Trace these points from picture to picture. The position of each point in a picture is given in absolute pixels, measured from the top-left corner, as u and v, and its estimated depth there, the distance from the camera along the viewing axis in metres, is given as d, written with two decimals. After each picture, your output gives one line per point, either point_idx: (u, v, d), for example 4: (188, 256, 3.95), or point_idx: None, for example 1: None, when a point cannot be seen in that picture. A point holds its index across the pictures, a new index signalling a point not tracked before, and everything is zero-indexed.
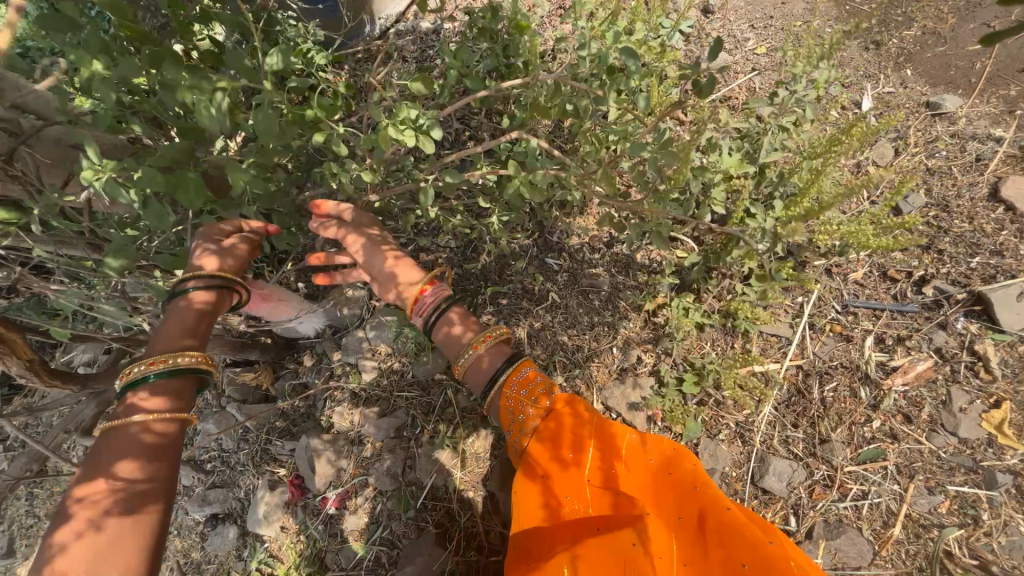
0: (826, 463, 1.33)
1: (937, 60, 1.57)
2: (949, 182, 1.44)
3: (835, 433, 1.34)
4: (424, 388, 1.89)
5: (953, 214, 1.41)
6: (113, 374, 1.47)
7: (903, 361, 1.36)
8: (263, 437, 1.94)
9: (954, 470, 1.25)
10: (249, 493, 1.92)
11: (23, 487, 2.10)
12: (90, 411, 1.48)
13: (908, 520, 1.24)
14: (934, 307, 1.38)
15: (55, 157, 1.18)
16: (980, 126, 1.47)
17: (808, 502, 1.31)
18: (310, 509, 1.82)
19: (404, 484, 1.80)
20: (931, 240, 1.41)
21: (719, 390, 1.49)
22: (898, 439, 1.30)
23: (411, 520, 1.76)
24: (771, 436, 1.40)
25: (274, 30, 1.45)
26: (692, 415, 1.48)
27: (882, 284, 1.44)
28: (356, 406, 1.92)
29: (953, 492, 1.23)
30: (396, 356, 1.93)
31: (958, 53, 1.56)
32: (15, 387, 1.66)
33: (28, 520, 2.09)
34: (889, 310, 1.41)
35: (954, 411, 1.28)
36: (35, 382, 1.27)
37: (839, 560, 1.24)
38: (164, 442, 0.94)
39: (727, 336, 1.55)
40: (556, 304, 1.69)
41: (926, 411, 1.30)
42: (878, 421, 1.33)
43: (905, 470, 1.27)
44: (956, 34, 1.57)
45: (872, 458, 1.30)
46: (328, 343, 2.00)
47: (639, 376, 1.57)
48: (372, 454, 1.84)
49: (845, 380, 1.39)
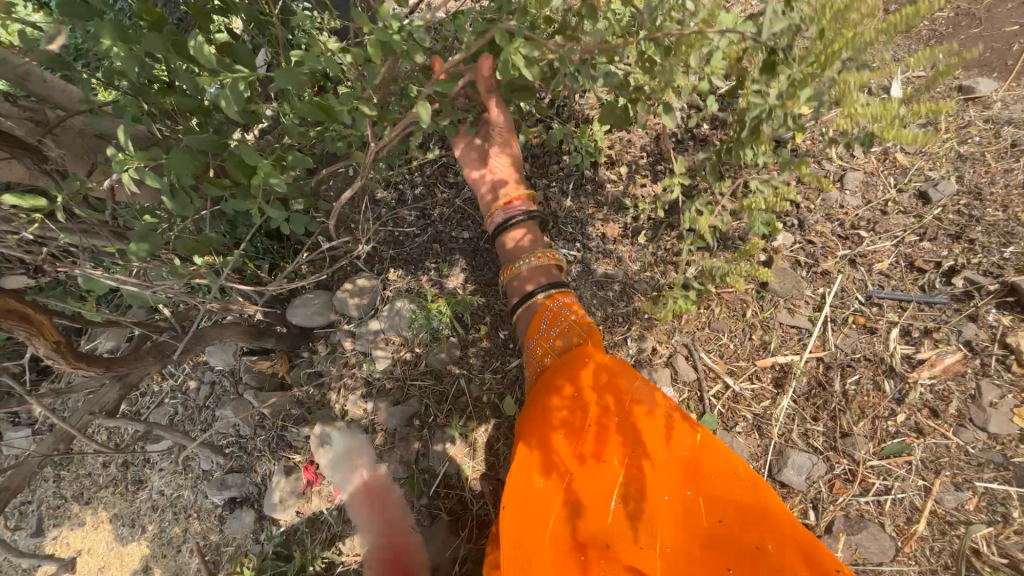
0: (847, 457, 1.30)
1: (971, 41, 1.51)
2: (982, 169, 1.38)
3: (857, 427, 1.31)
4: (437, 377, 1.90)
5: (986, 202, 1.36)
6: (136, 358, 1.52)
7: (930, 354, 1.31)
8: (278, 424, 1.99)
9: (983, 466, 1.20)
10: (264, 478, 1.97)
11: (52, 469, 2.19)
12: (114, 394, 1.52)
13: (932, 516, 1.20)
14: (964, 298, 1.33)
15: (78, 147, 1.20)
16: (1017, 111, 1.41)
17: (828, 496, 1.28)
18: (325, 494, 1.86)
19: (418, 472, 1.82)
20: (961, 230, 1.36)
21: (736, 382, 1.47)
22: (924, 434, 1.26)
23: (424, 507, 1.78)
24: (790, 430, 1.37)
25: (291, 20, 1.46)
26: (708, 406, 1.46)
27: (909, 274, 1.39)
28: (369, 394, 1.95)
29: (981, 488, 1.19)
30: (409, 346, 1.94)
31: (993, 35, 1.50)
32: (42, 372, 1.71)
33: (56, 501, 2.18)
34: (916, 301, 1.37)
35: (984, 406, 1.23)
36: (61, 364, 1.31)
37: (860, 555, 1.21)
38: None
39: (745, 328, 1.51)
40: (571, 294, 1.67)
41: (954, 405, 1.26)
42: (903, 415, 1.29)
43: (931, 466, 1.23)
44: (991, 14, 1.51)
45: (895, 452, 1.26)
46: (342, 333, 2.02)
47: (655, 367, 1.55)
48: (385, 441, 1.87)
49: (868, 372, 1.36)
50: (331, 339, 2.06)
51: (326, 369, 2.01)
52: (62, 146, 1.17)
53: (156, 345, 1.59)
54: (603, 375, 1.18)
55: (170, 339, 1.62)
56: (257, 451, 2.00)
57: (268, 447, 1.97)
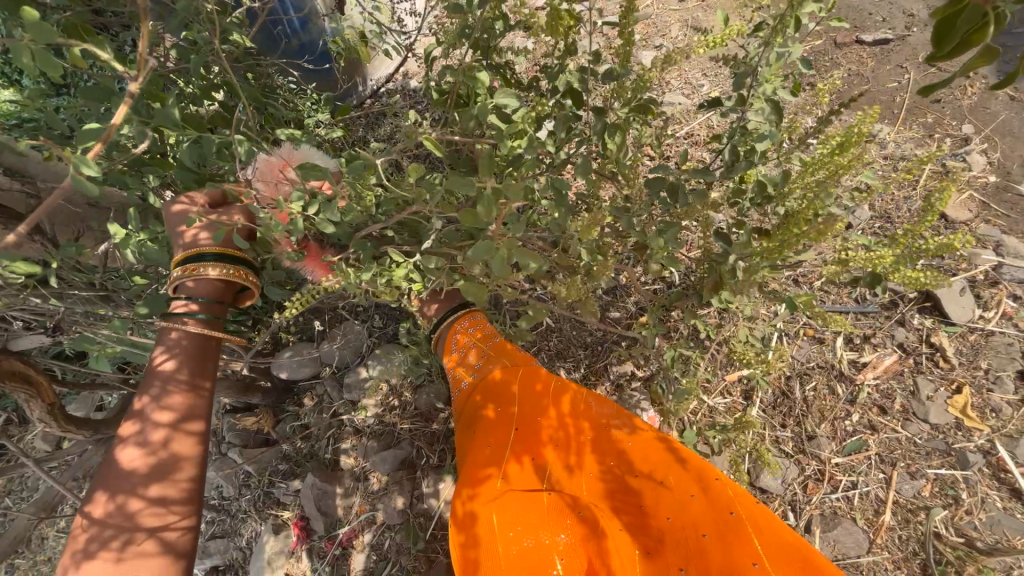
0: (815, 459, 1.44)
1: (864, 95, 1.80)
2: (888, 198, 1.64)
3: (820, 429, 1.46)
4: (428, 419, 1.94)
5: (896, 224, 1.59)
6: (121, 420, 1.50)
7: (872, 358, 1.49)
8: (265, 481, 1.95)
9: (931, 454, 1.39)
10: (251, 541, 1.92)
11: None
12: (98, 458, 1.52)
13: (895, 506, 1.37)
14: (892, 306, 1.52)
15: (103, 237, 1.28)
16: (908, 148, 1.68)
17: (804, 497, 1.41)
18: (318, 551, 1.84)
19: (413, 516, 1.82)
20: (880, 248, 1.57)
21: (709, 397, 1.57)
22: (877, 430, 1.44)
23: (421, 552, 1.78)
24: (762, 437, 1.48)
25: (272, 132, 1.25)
26: (686, 422, 1.56)
27: (844, 288, 1.57)
28: (360, 441, 1.95)
29: (932, 475, 1.38)
30: (398, 390, 1.98)
31: (880, 90, 1.79)
32: (4, 447, 1.66)
33: None
34: (854, 312, 1.55)
35: (922, 400, 1.42)
36: (52, 427, 1.30)
37: (840, 551, 1.34)
38: (140, 476, 0.97)
39: (713, 346, 1.63)
40: (551, 327, 1.75)
41: (898, 402, 1.45)
42: (857, 415, 1.46)
43: (887, 459, 1.41)
44: (876, 74, 1.82)
45: (855, 449, 1.43)
46: (329, 384, 2.04)
47: (635, 391, 1.65)
48: (378, 489, 1.87)
49: (822, 379, 1.50)
50: (315, 391, 2.06)
51: (313, 421, 2.00)
52: (54, 215, 1.30)
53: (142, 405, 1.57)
54: (624, 424, 1.24)
55: None
56: (240, 514, 1.96)
57: (253, 507, 1.94)
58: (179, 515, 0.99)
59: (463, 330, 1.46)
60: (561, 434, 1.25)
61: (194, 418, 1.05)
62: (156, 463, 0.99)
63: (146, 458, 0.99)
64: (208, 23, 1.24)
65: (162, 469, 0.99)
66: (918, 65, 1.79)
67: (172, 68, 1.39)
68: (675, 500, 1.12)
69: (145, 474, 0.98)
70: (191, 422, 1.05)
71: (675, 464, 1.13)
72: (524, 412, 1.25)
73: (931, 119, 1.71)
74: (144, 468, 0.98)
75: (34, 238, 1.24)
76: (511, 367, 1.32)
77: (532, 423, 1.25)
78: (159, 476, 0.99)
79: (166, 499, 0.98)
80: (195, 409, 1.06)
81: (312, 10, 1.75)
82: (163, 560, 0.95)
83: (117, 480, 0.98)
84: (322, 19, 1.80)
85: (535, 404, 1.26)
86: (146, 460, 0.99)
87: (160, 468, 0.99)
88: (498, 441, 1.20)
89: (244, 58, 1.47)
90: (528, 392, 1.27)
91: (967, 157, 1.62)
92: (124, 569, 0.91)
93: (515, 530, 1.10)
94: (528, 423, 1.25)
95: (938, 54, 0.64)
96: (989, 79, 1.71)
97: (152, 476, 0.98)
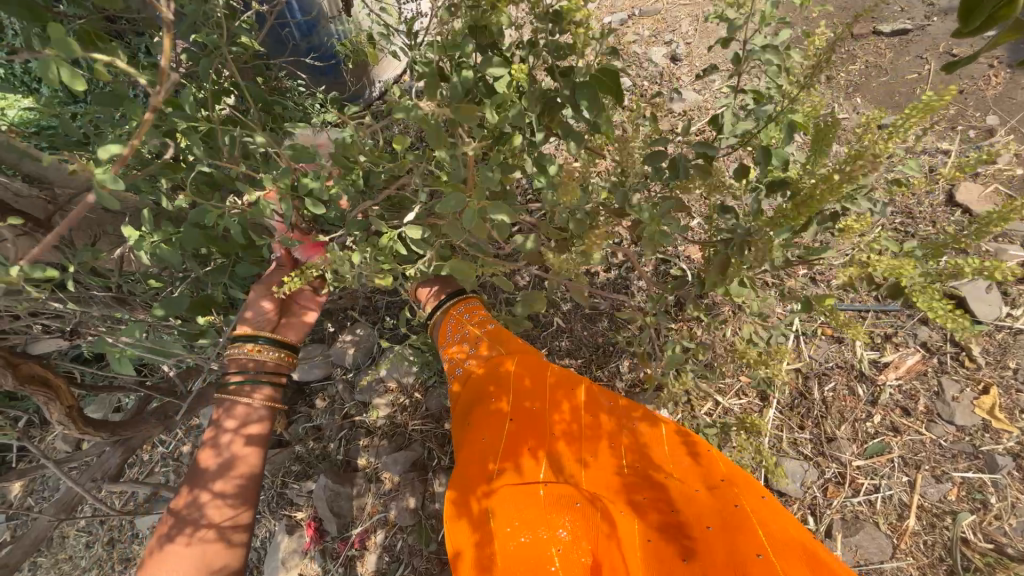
0: (835, 461, 1.40)
1: (882, 88, 1.75)
2: (909, 193, 1.59)
3: (840, 431, 1.42)
4: (439, 420, 1.94)
5: (918, 220, 1.55)
6: (139, 422, 1.52)
7: (893, 357, 1.46)
8: (278, 482, 1.96)
9: (957, 457, 1.35)
10: (265, 542, 1.93)
11: None
12: (116, 459, 1.54)
13: (920, 510, 1.33)
14: (914, 304, 1.48)
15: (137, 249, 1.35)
16: (929, 142, 1.63)
17: (824, 501, 1.38)
18: (331, 552, 1.85)
19: (425, 517, 1.82)
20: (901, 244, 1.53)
21: (725, 399, 1.54)
22: (900, 432, 1.40)
23: (434, 554, 1.77)
24: (780, 439, 1.45)
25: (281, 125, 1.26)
26: (701, 424, 1.53)
27: (864, 287, 1.53)
28: (372, 442, 1.96)
29: (959, 478, 1.33)
30: (409, 391, 1.98)
31: (899, 82, 1.74)
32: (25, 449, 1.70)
33: None
34: (874, 310, 1.51)
35: (947, 401, 1.38)
36: (71, 429, 1.32)
37: (862, 556, 1.31)
38: (208, 471, 1.15)
39: (727, 346, 1.60)
40: (561, 327, 1.74)
41: (922, 403, 1.41)
42: (879, 416, 1.42)
43: (911, 462, 1.37)
44: (895, 66, 1.77)
45: (877, 451, 1.39)
46: (340, 385, 2.05)
47: (648, 393, 1.63)
48: (390, 490, 1.87)
49: (842, 379, 1.47)
50: (327, 392, 2.07)
51: (325, 422, 2.01)
52: (70, 220, 1.32)
53: (158, 407, 1.59)
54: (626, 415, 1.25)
55: (172, 400, 1.60)
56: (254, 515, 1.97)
57: (267, 508, 1.95)
58: (237, 508, 1.14)
59: (458, 317, 1.50)
60: (568, 425, 1.24)
61: (251, 423, 1.23)
62: (220, 462, 1.16)
63: (213, 457, 1.17)
64: (217, 26, 1.24)
65: (225, 466, 1.16)
66: (939, 56, 1.74)
67: (184, 72, 1.41)
68: (680, 491, 1.12)
69: (211, 470, 1.15)
70: (249, 426, 1.22)
71: (678, 455, 1.14)
72: (531, 404, 1.23)
73: (953, 111, 1.66)
74: (212, 465, 1.16)
75: (52, 243, 1.26)
76: (512, 356, 1.31)
77: (532, 413, 1.22)
78: (222, 472, 1.16)
79: (225, 493, 1.14)
80: (254, 416, 1.24)
81: (320, 13, 1.76)
82: (220, 548, 1.10)
83: (192, 477, 1.16)
84: (330, 21, 1.80)
85: (535, 393, 1.25)
86: (212, 458, 1.16)
87: (226, 465, 1.16)
88: (495, 432, 1.16)
89: (254, 62, 1.48)
90: (529, 382, 1.26)
91: (992, 149, 1.57)
92: (192, 552, 1.06)
93: (512, 525, 1.05)
94: (527, 413, 1.22)
95: (964, 31, 0.64)
96: (1013, 69, 1.66)
97: (216, 472, 1.15)
